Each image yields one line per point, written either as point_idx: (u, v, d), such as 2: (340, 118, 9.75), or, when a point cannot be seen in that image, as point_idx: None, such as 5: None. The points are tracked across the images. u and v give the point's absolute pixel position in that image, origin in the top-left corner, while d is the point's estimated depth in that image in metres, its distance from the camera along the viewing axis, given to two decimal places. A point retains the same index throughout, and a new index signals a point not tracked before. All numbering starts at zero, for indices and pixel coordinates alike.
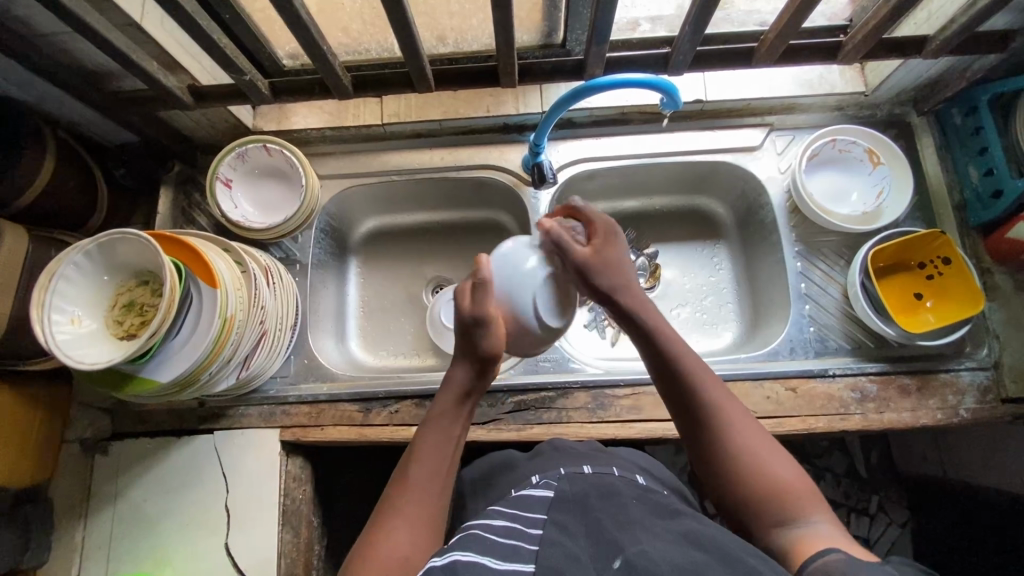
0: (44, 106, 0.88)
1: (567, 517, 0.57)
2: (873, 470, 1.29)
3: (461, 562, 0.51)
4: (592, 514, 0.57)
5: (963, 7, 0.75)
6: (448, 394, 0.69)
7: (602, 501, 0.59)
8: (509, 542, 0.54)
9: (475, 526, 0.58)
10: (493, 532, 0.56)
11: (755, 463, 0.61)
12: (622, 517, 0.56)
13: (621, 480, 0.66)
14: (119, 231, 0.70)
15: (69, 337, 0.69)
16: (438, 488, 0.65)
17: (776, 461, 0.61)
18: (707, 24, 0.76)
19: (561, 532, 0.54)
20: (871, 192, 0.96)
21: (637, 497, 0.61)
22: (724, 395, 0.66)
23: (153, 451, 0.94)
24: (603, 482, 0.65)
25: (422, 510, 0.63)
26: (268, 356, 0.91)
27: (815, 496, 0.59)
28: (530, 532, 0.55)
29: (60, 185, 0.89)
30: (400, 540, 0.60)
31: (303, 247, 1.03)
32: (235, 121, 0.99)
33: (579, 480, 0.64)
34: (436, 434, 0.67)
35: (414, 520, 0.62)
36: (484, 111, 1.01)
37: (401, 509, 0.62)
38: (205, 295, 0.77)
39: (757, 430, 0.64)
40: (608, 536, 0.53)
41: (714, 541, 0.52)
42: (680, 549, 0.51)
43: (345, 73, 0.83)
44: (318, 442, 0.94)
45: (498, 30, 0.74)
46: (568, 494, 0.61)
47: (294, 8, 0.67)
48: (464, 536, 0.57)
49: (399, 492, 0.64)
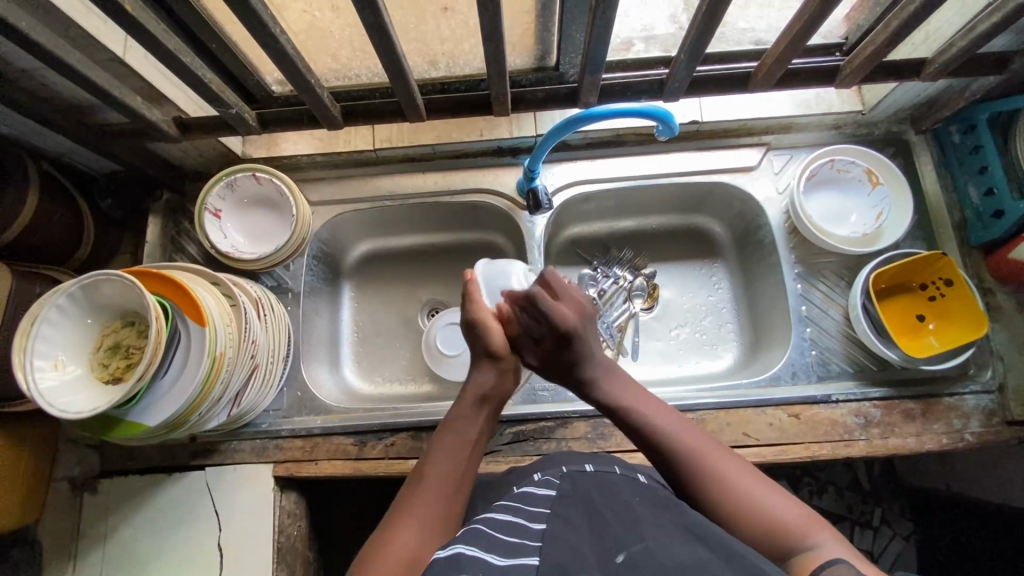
0: (27, 139, 0.87)
1: (569, 513, 0.56)
2: (875, 482, 1.25)
3: (465, 556, 0.51)
4: (596, 511, 0.56)
5: (962, 30, 0.73)
6: (465, 399, 0.73)
7: (605, 498, 0.57)
8: (512, 540, 0.53)
9: (479, 521, 0.57)
10: (494, 527, 0.55)
11: (748, 503, 0.59)
12: (627, 513, 0.55)
13: (625, 476, 0.63)
14: (102, 272, 0.68)
15: (53, 384, 0.67)
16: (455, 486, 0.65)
17: (769, 496, 0.60)
18: (704, 52, 0.74)
19: (563, 527, 0.53)
20: (871, 213, 0.95)
21: (640, 490, 0.59)
22: (705, 441, 0.66)
23: (144, 488, 0.92)
24: (606, 478, 0.61)
25: (437, 505, 0.62)
26: (260, 392, 0.88)
27: (812, 523, 0.57)
28: (533, 528, 0.54)
29: (45, 219, 0.87)
30: (408, 537, 0.58)
31: (295, 275, 1.01)
32: (224, 148, 0.98)
33: (579, 477, 0.61)
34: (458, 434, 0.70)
35: (423, 519, 0.60)
36: (478, 134, 1.00)
37: (410, 509, 0.61)
38: (193, 333, 0.75)
39: (745, 469, 0.63)
40: (611, 532, 0.52)
41: (715, 537, 0.51)
42: (684, 547, 0.50)
43: (333, 104, 0.82)
44: (312, 476, 0.92)
45: (490, 61, 0.72)
46: (569, 491, 0.59)
47: (279, 43, 0.65)
48: (467, 530, 0.55)
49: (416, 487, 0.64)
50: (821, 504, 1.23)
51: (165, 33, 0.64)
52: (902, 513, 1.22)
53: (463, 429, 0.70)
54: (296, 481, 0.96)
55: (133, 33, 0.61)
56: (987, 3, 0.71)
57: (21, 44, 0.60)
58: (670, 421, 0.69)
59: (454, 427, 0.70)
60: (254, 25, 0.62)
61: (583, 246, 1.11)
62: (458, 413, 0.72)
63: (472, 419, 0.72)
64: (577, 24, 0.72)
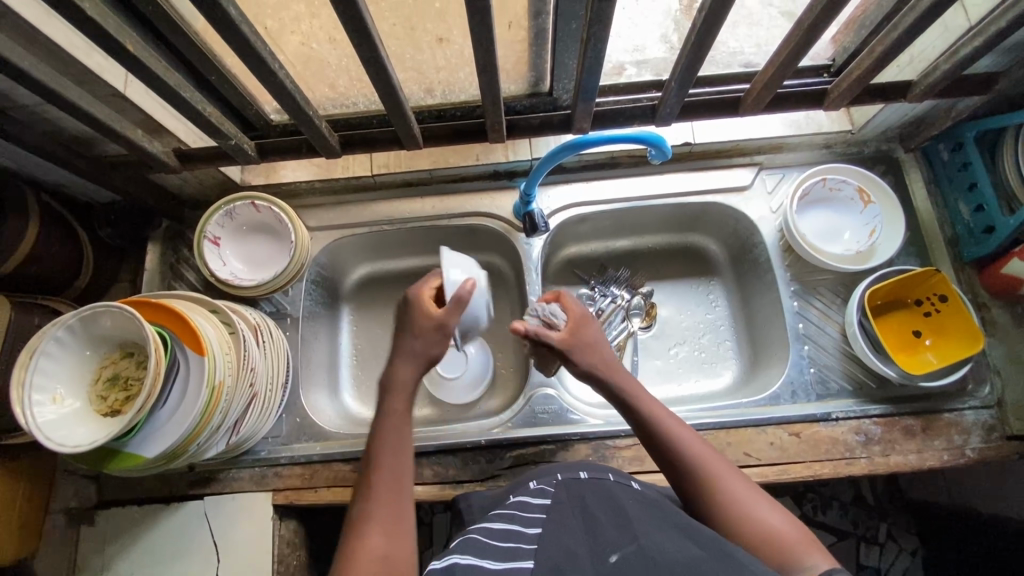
0: (28, 172, 0.88)
1: (564, 518, 0.57)
2: (880, 497, 1.25)
3: (461, 563, 0.51)
4: (590, 514, 0.57)
5: (945, 53, 0.75)
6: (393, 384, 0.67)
7: (598, 503, 0.59)
8: (506, 547, 0.54)
9: (475, 531, 0.59)
10: (491, 537, 0.56)
11: (750, 519, 0.59)
12: (619, 514, 0.56)
13: (618, 484, 0.64)
14: (101, 304, 0.68)
15: (52, 418, 0.66)
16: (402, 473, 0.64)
17: (768, 513, 0.60)
18: (694, 79, 0.76)
19: (557, 530, 0.55)
20: (863, 231, 0.96)
21: (633, 496, 0.60)
22: (709, 454, 0.66)
23: (141, 519, 0.91)
24: (599, 486, 0.63)
25: (394, 501, 0.61)
26: (258, 420, 0.88)
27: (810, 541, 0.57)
28: (529, 533, 0.56)
29: (45, 250, 0.87)
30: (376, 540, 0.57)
31: (293, 301, 1.01)
32: (223, 177, 0.99)
33: (573, 486, 0.63)
34: (391, 441, 0.65)
35: (386, 517, 0.60)
36: (474, 160, 1.02)
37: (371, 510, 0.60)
38: (192, 363, 0.75)
39: (749, 486, 0.63)
40: (604, 535, 0.53)
41: (710, 540, 0.52)
42: (675, 541, 0.51)
43: (332, 134, 0.83)
44: (312, 504, 0.92)
45: (485, 90, 0.74)
46: (564, 499, 0.61)
47: (278, 78, 0.66)
48: (463, 540, 0.57)
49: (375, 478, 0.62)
50: (826, 519, 1.22)
51: (165, 70, 0.65)
52: (908, 527, 1.23)
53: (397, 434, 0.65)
54: (296, 509, 0.96)
55: (134, 71, 0.62)
56: (969, 28, 0.73)
57: (25, 83, 0.61)
58: (682, 433, 0.68)
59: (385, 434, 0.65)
60: (253, 62, 0.63)
61: (581, 267, 1.12)
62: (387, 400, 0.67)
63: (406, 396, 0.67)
64: (570, 52, 0.73)
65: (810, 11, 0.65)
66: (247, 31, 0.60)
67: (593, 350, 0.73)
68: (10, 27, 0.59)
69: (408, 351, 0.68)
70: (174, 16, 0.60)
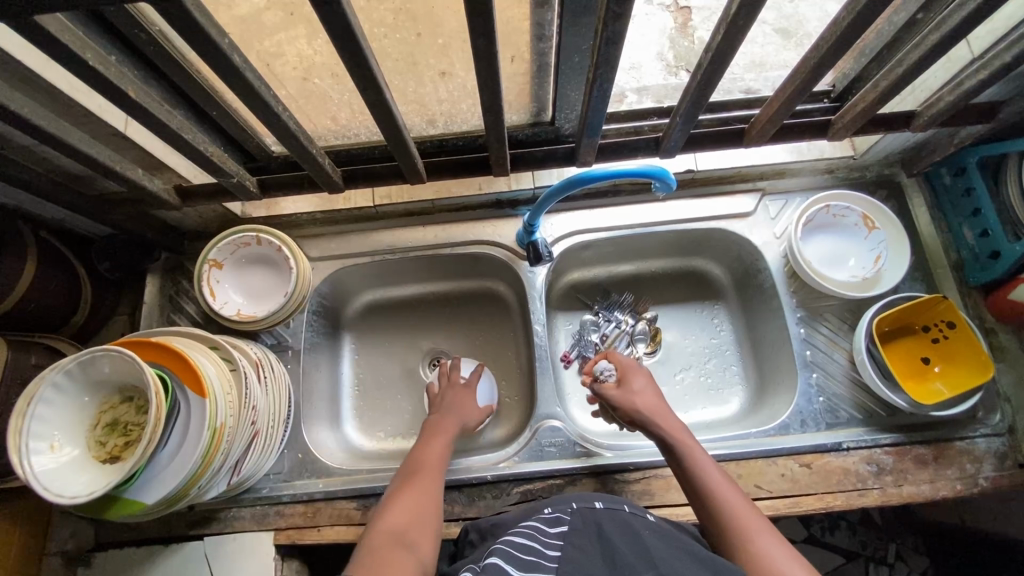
0: (25, 209, 0.87)
1: (582, 545, 0.57)
2: (886, 516, 1.22)
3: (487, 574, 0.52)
4: (608, 541, 0.57)
5: (949, 85, 0.75)
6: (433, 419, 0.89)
7: (616, 531, 0.58)
8: (529, 563, 0.54)
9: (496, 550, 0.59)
10: (514, 555, 0.56)
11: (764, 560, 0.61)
12: (638, 543, 0.56)
13: (634, 515, 0.63)
14: (99, 348, 0.67)
15: (50, 468, 0.65)
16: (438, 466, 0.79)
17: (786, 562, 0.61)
18: (699, 114, 0.75)
19: (578, 557, 0.55)
20: (868, 257, 0.96)
21: (649, 527, 0.61)
22: (740, 501, 0.69)
23: (139, 562, 0.89)
24: (616, 514, 0.63)
25: (428, 480, 0.76)
26: (260, 457, 0.86)
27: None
28: (548, 555, 0.56)
29: (43, 289, 0.86)
30: (405, 502, 0.72)
31: (295, 332, 1.00)
32: (223, 210, 0.98)
33: (590, 513, 0.63)
34: (432, 446, 0.83)
35: (418, 491, 0.74)
36: (477, 189, 1.01)
37: (410, 484, 0.75)
38: (193, 404, 0.73)
39: (774, 535, 0.64)
40: (623, 562, 0.53)
41: None
42: None
43: (334, 169, 0.82)
44: (315, 544, 0.90)
45: (490, 126, 0.73)
46: (581, 527, 0.60)
47: (281, 120, 0.66)
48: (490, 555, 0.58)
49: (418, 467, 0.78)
50: (834, 540, 1.21)
51: (169, 114, 0.65)
52: (917, 547, 1.19)
53: (443, 438, 0.84)
54: (298, 548, 0.94)
55: (136, 117, 0.61)
56: (972, 59, 0.73)
57: (25, 130, 0.61)
58: (714, 478, 0.72)
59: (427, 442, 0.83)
60: (256, 105, 0.63)
61: (585, 292, 1.11)
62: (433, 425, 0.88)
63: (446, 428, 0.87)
64: (574, 84, 0.73)
65: (816, 48, 0.64)
66: (251, 76, 0.59)
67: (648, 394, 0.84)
68: (11, 74, 0.58)
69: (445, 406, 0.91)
70: (176, 61, 0.59)
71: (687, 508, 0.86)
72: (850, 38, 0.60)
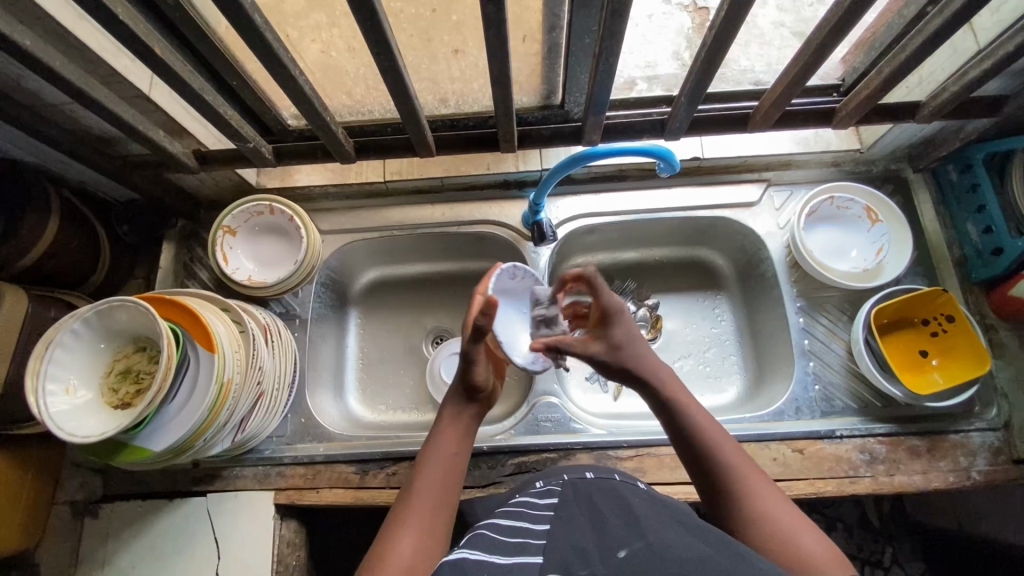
0: (51, 168, 0.90)
1: (572, 516, 0.56)
2: (886, 519, 1.19)
3: (471, 559, 0.50)
4: (597, 511, 0.56)
5: (954, 76, 0.76)
6: (446, 413, 0.73)
7: (606, 501, 0.58)
8: (515, 542, 0.53)
9: (483, 527, 0.58)
10: (500, 532, 0.56)
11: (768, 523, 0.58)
12: (627, 511, 0.55)
13: (625, 483, 0.63)
14: (118, 298, 0.70)
15: (63, 409, 0.68)
16: (443, 493, 0.65)
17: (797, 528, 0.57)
18: (703, 95, 0.77)
19: (566, 527, 0.54)
20: (870, 249, 0.96)
21: (640, 496, 0.60)
22: (743, 462, 0.64)
23: (145, 514, 0.92)
24: (607, 485, 0.62)
25: (432, 514, 0.63)
26: (264, 419, 0.89)
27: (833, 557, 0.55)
28: (537, 529, 0.55)
29: (64, 245, 0.89)
30: (406, 543, 0.60)
31: (303, 302, 1.02)
32: (239, 179, 1.01)
33: (581, 485, 0.63)
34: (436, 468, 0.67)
35: (421, 528, 0.62)
36: (485, 168, 1.05)
37: (408, 517, 0.63)
38: (203, 359, 0.75)
39: (780, 500, 0.61)
40: (611, 531, 0.52)
41: (717, 537, 0.50)
42: (683, 539, 0.50)
43: (348, 140, 0.85)
44: (313, 505, 0.92)
45: (499, 102, 0.76)
46: (571, 498, 0.60)
47: (298, 85, 0.69)
48: (472, 536, 0.56)
49: (416, 498, 0.64)
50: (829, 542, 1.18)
51: (191, 74, 0.68)
52: (913, 551, 1.17)
53: (449, 452, 0.69)
54: (296, 510, 0.96)
55: (161, 74, 0.65)
56: (977, 51, 0.74)
57: (57, 83, 0.64)
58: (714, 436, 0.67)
59: (434, 445, 0.70)
60: (275, 68, 0.65)
61: None
62: (441, 429, 0.71)
63: (461, 432, 0.71)
64: (582, 66, 0.75)
65: (818, 30, 0.66)
66: (271, 38, 0.62)
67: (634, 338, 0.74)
68: (46, 29, 0.61)
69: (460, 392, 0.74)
70: (201, 21, 0.62)
71: (678, 486, 0.87)
72: (852, 16, 0.61)
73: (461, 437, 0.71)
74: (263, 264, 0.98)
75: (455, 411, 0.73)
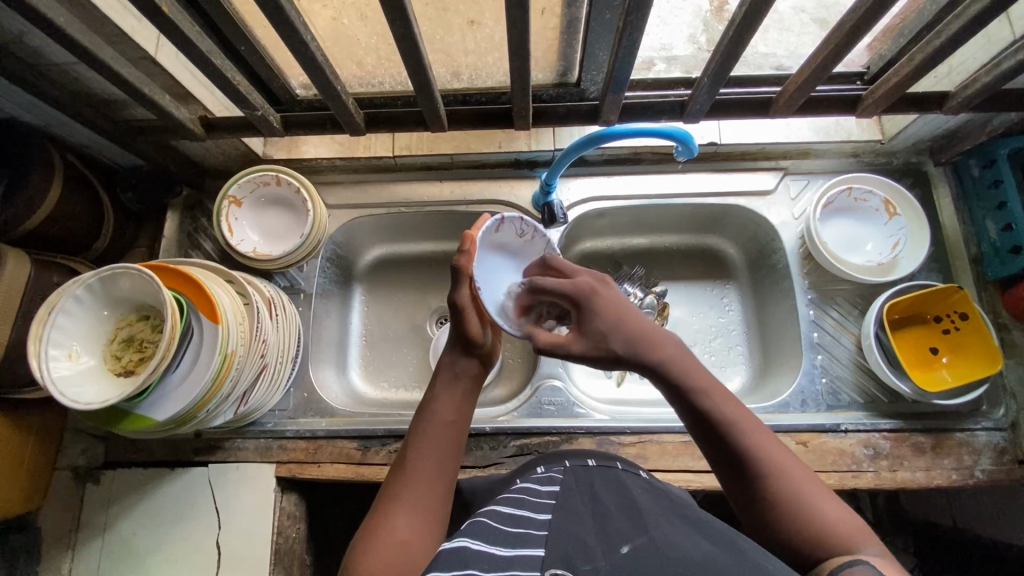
0: (53, 130, 0.88)
1: (573, 507, 0.55)
2: (879, 514, 1.20)
3: (471, 548, 0.50)
4: (600, 503, 0.56)
5: (986, 66, 0.74)
6: (442, 376, 0.69)
7: (608, 492, 0.58)
8: (516, 532, 0.53)
9: (483, 514, 0.57)
10: (501, 521, 0.55)
11: (801, 504, 0.54)
12: (630, 505, 0.55)
13: (628, 474, 0.63)
14: (122, 265, 0.69)
15: (66, 375, 0.67)
16: (440, 465, 0.63)
17: (821, 501, 0.54)
18: (728, 75, 0.74)
19: (567, 518, 0.53)
20: (886, 244, 0.95)
21: (643, 487, 0.59)
22: (762, 432, 0.58)
23: (147, 481, 0.92)
24: (609, 475, 0.62)
25: (430, 488, 0.61)
26: (267, 392, 0.88)
27: (862, 531, 0.52)
28: (537, 519, 0.54)
29: (68, 210, 0.88)
30: (400, 521, 0.58)
31: (308, 277, 1.01)
32: (246, 148, 0.99)
33: (582, 474, 0.62)
34: (432, 436, 0.64)
35: (419, 503, 0.60)
36: (497, 146, 1.02)
37: (403, 491, 0.60)
38: (206, 330, 0.74)
39: (804, 472, 0.57)
40: (614, 524, 0.52)
41: (722, 536, 0.49)
42: (687, 537, 0.49)
43: (357, 110, 0.83)
44: (314, 479, 0.92)
45: (515, 77, 0.73)
46: (572, 487, 0.60)
47: (309, 50, 0.66)
48: (471, 524, 0.55)
49: (412, 471, 0.62)
50: None
51: (198, 35, 0.65)
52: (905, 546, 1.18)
53: (445, 419, 0.66)
54: (296, 483, 0.96)
55: (167, 33, 0.62)
56: (1013, 40, 0.72)
57: (58, 38, 0.61)
58: (727, 406, 0.59)
59: (430, 411, 0.66)
60: (286, 32, 0.63)
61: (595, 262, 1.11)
62: (436, 392, 0.68)
63: (460, 398, 0.68)
64: (603, 42, 0.72)
65: (852, 12, 0.64)
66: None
67: (618, 315, 0.62)
68: None
69: (458, 349, 0.70)
70: None
71: (679, 474, 0.87)
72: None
73: (460, 401, 0.68)
74: (269, 238, 0.97)
75: (450, 375, 0.69)
